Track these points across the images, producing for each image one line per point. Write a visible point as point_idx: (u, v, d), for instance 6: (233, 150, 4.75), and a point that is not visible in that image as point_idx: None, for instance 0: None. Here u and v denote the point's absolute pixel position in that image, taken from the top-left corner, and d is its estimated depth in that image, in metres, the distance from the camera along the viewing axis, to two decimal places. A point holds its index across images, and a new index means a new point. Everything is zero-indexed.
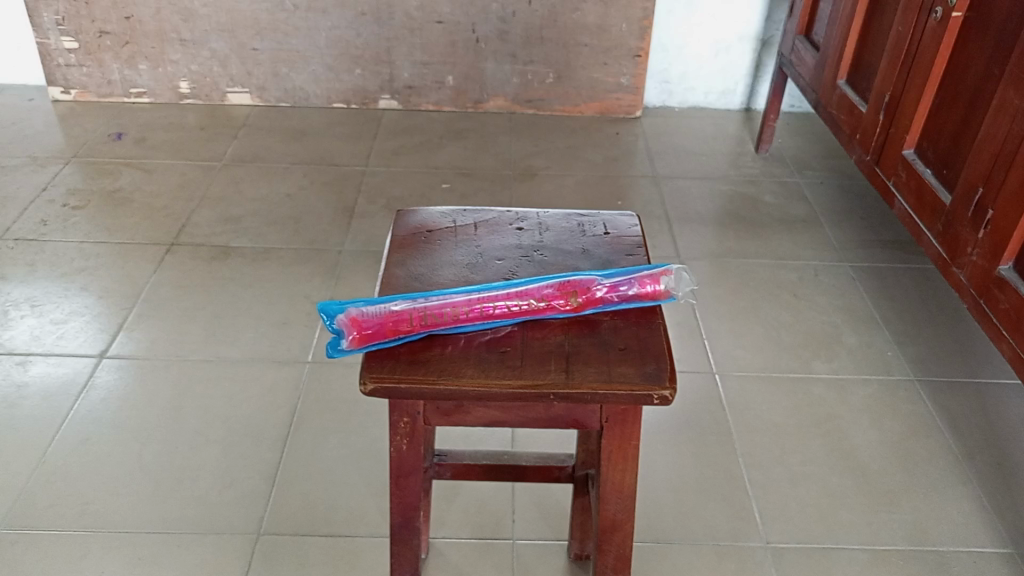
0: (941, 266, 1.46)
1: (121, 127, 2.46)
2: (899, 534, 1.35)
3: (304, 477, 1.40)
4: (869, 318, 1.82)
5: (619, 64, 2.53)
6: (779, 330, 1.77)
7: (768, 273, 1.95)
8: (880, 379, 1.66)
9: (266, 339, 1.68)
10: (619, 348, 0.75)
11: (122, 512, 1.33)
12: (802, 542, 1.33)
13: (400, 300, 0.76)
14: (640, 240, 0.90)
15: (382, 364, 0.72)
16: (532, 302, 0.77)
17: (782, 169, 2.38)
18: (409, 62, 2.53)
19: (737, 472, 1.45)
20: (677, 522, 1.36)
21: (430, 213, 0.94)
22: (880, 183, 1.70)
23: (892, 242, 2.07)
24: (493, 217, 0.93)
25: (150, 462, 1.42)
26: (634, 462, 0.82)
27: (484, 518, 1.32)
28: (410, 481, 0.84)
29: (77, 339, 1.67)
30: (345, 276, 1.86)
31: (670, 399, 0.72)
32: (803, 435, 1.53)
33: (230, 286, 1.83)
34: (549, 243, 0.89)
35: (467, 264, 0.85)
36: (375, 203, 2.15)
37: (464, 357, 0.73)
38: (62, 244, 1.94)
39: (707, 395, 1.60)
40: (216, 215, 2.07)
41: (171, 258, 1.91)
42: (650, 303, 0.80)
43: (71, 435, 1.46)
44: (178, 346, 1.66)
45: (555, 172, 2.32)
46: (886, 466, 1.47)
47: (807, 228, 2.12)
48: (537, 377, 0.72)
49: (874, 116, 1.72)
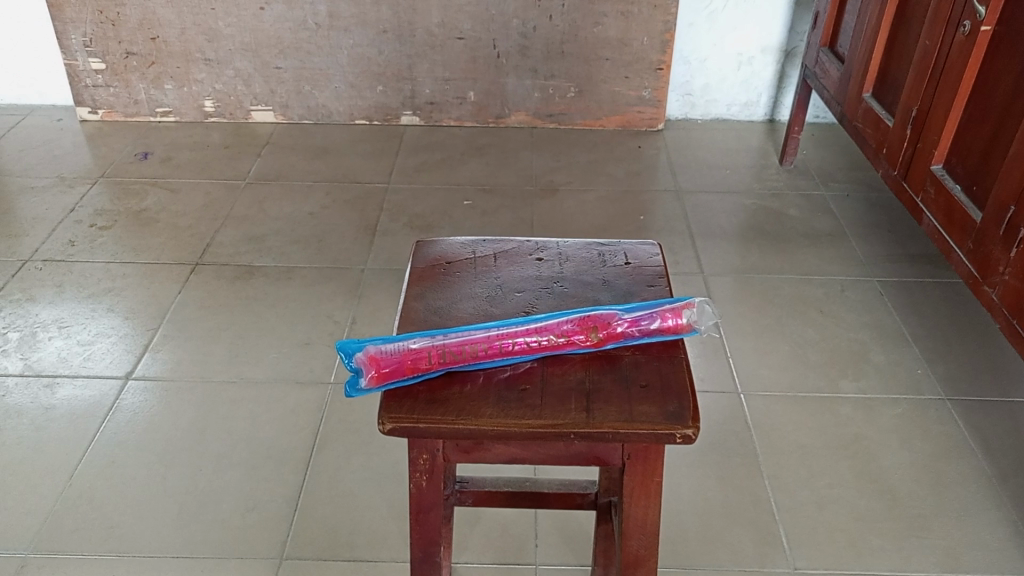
0: (971, 284, 1.43)
1: (147, 147, 2.49)
2: (931, 560, 1.32)
3: (327, 501, 1.40)
4: (897, 335, 1.79)
5: (641, 78, 2.52)
6: (804, 348, 1.75)
7: (793, 289, 1.92)
8: (910, 398, 1.63)
9: (289, 360, 1.69)
10: (641, 385, 0.74)
11: (146, 536, 1.34)
12: (831, 568, 1.31)
13: (419, 337, 0.75)
14: (661, 270, 0.89)
15: (401, 404, 0.72)
16: (552, 338, 0.76)
17: (807, 182, 2.35)
18: (431, 78, 2.54)
19: (763, 495, 1.43)
20: (702, 547, 1.34)
21: (450, 243, 0.94)
22: (908, 199, 1.67)
23: (920, 256, 2.03)
24: (513, 248, 0.93)
25: (174, 486, 1.43)
26: (657, 498, 0.80)
27: (507, 542, 1.31)
28: (429, 518, 0.83)
29: (104, 360, 1.68)
30: (367, 294, 1.87)
31: (694, 438, 0.71)
32: (831, 457, 1.50)
33: (254, 306, 1.84)
34: (569, 274, 0.88)
35: (486, 297, 0.84)
36: (397, 220, 2.15)
37: (482, 395, 0.73)
38: (90, 264, 1.96)
39: (732, 415, 1.59)
40: (240, 233, 2.09)
41: (196, 278, 1.93)
42: (672, 337, 0.79)
43: (97, 457, 1.48)
44: (202, 367, 1.67)
45: (576, 188, 2.31)
46: (916, 489, 1.44)
47: (832, 243, 2.09)
48: (558, 417, 0.71)
49: (901, 130, 1.69)
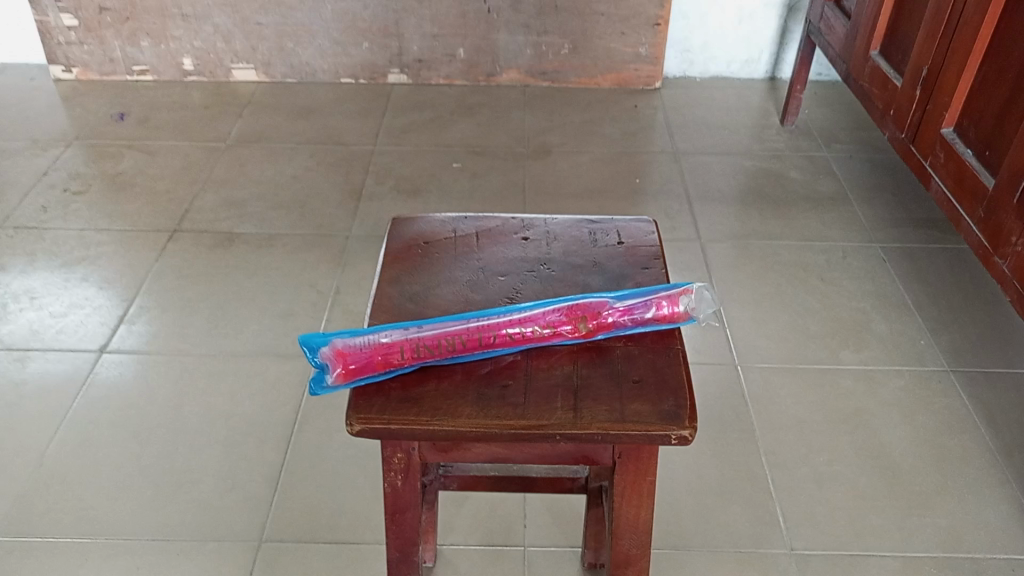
0: (982, 255, 1.37)
1: (123, 107, 2.39)
2: (932, 540, 1.28)
3: (309, 480, 1.35)
4: (901, 304, 1.73)
5: (637, 34, 2.42)
6: (804, 318, 1.69)
7: (793, 255, 1.86)
8: (913, 370, 1.57)
9: (271, 332, 1.63)
10: (633, 381, 0.68)
11: (121, 519, 1.29)
12: (830, 549, 1.27)
13: (392, 329, 0.69)
14: (657, 250, 0.83)
15: (372, 403, 0.66)
16: (537, 329, 0.70)
17: (809, 143, 2.27)
18: (418, 35, 2.44)
19: (760, 471, 1.38)
20: (697, 526, 1.29)
21: (430, 220, 0.87)
22: (915, 163, 1.60)
23: (925, 220, 1.97)
24: (497, 226, 0.86)
25: (151, 464, 1.37)
26: (651, 498, 0.75)
27: (495, 523, 1.27)
28: (407, 518, 0.78)
29: (78, 333, 1.62)
30: (352, 263, 1.80)
31: (690, 439, 0.65)
32: (831, 431, 1.45)
33: (234, 275, 1.77)
34: (557, 255, 0.81)
35: (467, 281, 0.78)
36: (384, 184, 2.07)
37: (460, 392, 0.67)
38: (63, 232, 1.89)
39: (729, 388, 1.53)
40: (220, 199, 2.01)
41: (174, 246, 1.85)
42: (668, 326, 0.73)
43: (70, 435, 1.42)
44: (180, 340, 1.61)
45: (569, 149, 2.22)
46: (918, 465, 1.40)
47: (834, 207, 2.02)
48: (542, 417, 0.65)
49: (910, 90, 1.61)
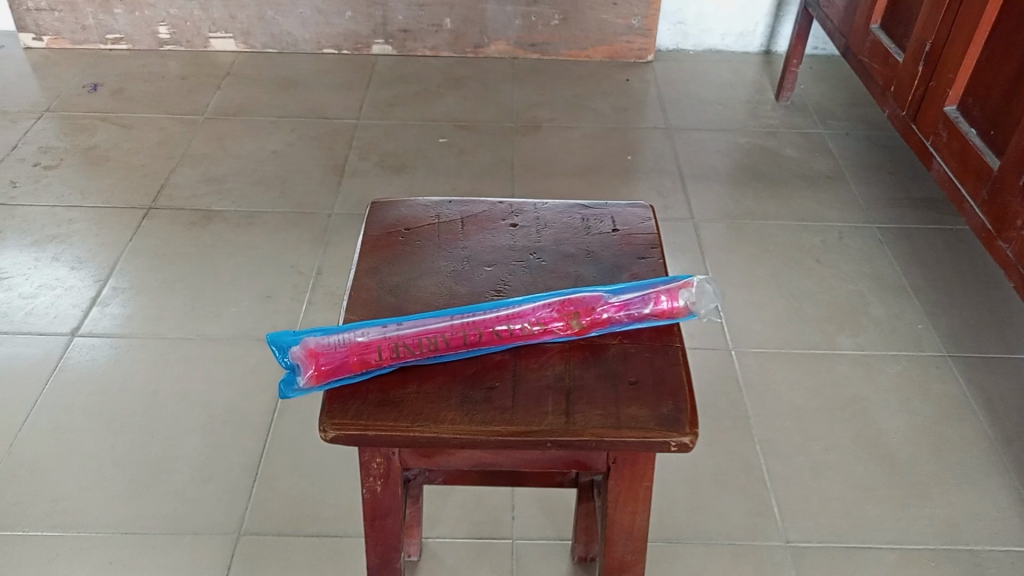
0: (985, 238, 1.32)
1: (97, 78, 2.30)
2: (930, 531, 1.25)
3: (289, 471, 1.30)
4: (898, 287, 1.69)
5: (630, 4, 2.35)
6: (800, 300, 1.65)
7: (788, 236, 1.81)
8: (910, 355, 1.54)
9: (250, 314, 1.57)
10: (630, 382, 0.63)
11: (93, 511, 1.24)
12: (825, 541, 1.23)
13: (369, 326, 0.64)
14: (654, 238, 0.78)
15: (347, 407, 0.61)
16: (527, 326, 0.65)
17: (805, 119, 2.22)
18: (404, 4, 2.36)
19: (755, 461, 1.35)
20: (690, 517, 1.26)
21: (412, 205, 0.82)
22: (916, 142, 1.55)
23: (922, 200, 1.92)
24: (483, 211, 0.81)
25: (124, 453, 1.32)
26: (646, 504, 0.71)
27: (482, 515, 1.23)
28: (387, 524, 0.73)
29: (49, 315, 1.56)
30: (334, 242, 1.74)
31: (691, 446, 0.61)
32: (827, 418, 1.42)
33: (212, 255, 1.71)
34: (548, 243, 0.76)
35: (450, 272, 0.73)
36: (368, 159, 2.01)
37: (443, 395, 0.62)
38: (34, 208, 1.82)
39: (722, 374, 1.49)
40: (198, 174, 1.94)
41: (149, 224, 1.79)
42: (667, 322, 0.68)
43: (39, 423, 1.36)
44: (155, 323, 1.55)
45: (559, 124, 2.16)
46: (916, 454, 1.36)
47: (830, 186, 1.97)
48: (532, 422, 0.60)
49: (912, 67, 1.56)
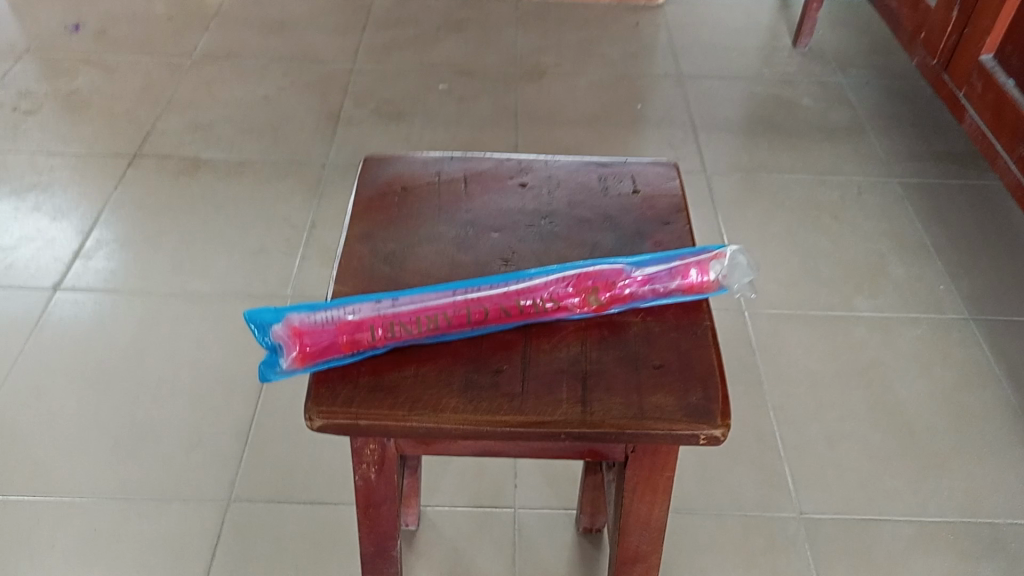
0: (1019, 196, 1.24)
1: (79, 17, 2.19)
2: (950, 504, 1.20)
3: (281, 436, 1.25)
4: (918, 246, 1.61)
5: None
6: (816, 260, 1.57)
7: (804, 191, 1.73)
8: (930, 317, 1.47)
9: (240, 270, 1.50)
10: (654, 366, 0.58)
11: (76, 476, 1.19)
12: (840, 513, 1.18)
13: (361, 302, 0.59)
14: (679, 201, 0.73)
15: (335, 393, 0.55)
16: (540, 302, 0.60)
17: (823, 67, 2.11)
18: None
19: (768, 428, 1.29)
20: (700, 487, 1.21)
21: (409, 160, 0.77)
22: (947, 93, 1.46)
23: (945, 154, 1.84)
24: (489, 168, 0.76)
25: (109, 416, 1.26)
26: (666, 495, 0.65)
27: (483, 484, 1.17)
28: (382, 513, 0.68)
29: (29, 269, 1.48)
30: (329, 194, 1.66)
31: (721, 439, 0.55)
32: (843, 384, 1.36)
33: (200, 207, 1.63)
34: (561, 206, 0.72)
35: (453, 239, 0.68)
36: (364, 106, 1.91)
37: (445, 380, 0.56)
38: (13, 155, 1.73)
39: (735, 336, 1.42)
40: (185, 121, 1.85)
41: (134, 173, 1.70)
42: (695, 297, 0.63)
43: (19, 383, 1.30)
44: (141, 279, 1.48)
45: (565, 70, 2.06)
46: (936, 422, 1.31)
47: (849, 138, 1.88)
48: (545, 412, 0.54)
49: (945, 12, 1.46)
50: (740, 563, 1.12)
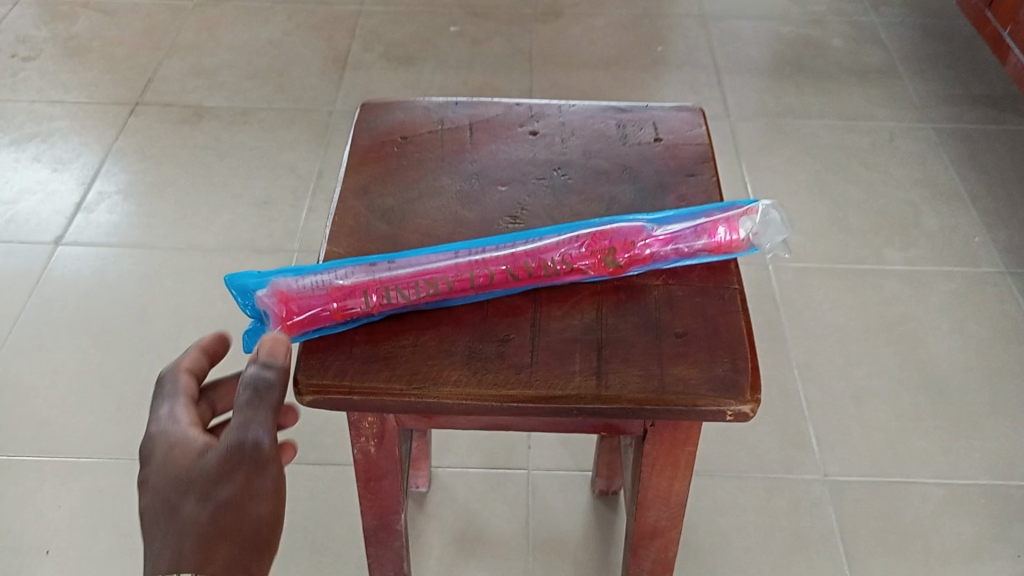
0: None
1: None
2: (981, 466, 1.15)
3: None
4: (953, 194, 1.54)
5: None
6: (845, 210, 1.50)
7: (833, 137, 1.65)
8: (965, 271, 1.40)
9: (246, 222, 1.45)
10: (677, 334, 0.53)
11: (81, 435, 1.16)
12: (866, 475, 1.14)
13: (356, 267, 0.54)
14: (705, 149, 0.67)
15: (326, 365, 0.51)
16: (551, 265, 0.55)
17: (854, 6, 2.00)
18: None
19: (792, 387, 1.24)
20: (721, 448, 1.16)
21: (411, 106, 0.71)
22: (990, 31, 1.37)
23: (983, 98, 1.74)
24: (497, 114, 0.70)
25: (113, 373, 1.23)
26: (686, 470, 0.62)
27: (497, 444, 1.14)
28: (385, 486, 0.66)
29: (30, 222, 1.44)
30: (336, 142, 1.60)
31: (750, 415, 0.51)
32: (872, 340, 1.30)
33: (205, 156, 1.57)
34: (576, 155, 0.66)
35: (456, 193, 0.62)
36: (372, 50, 1.83)
37: (446, 350, 0.52)
38: (12, 104, 1.68)
39: (759, 291, 1.37)
40: (188, 67, 1.78)
41: (137, 122, 1.65)
42: (722, 258, 0.58)
43: (21, 340, 1.27)
44: (145, 231, 1.43)
45: (583, 10, 1.97)
46: (968, 380, 1.25)
47: (881, 81, 1.79)
48: (555, 386, 0.50)
49: None
50: (762, 526, 1.08)
